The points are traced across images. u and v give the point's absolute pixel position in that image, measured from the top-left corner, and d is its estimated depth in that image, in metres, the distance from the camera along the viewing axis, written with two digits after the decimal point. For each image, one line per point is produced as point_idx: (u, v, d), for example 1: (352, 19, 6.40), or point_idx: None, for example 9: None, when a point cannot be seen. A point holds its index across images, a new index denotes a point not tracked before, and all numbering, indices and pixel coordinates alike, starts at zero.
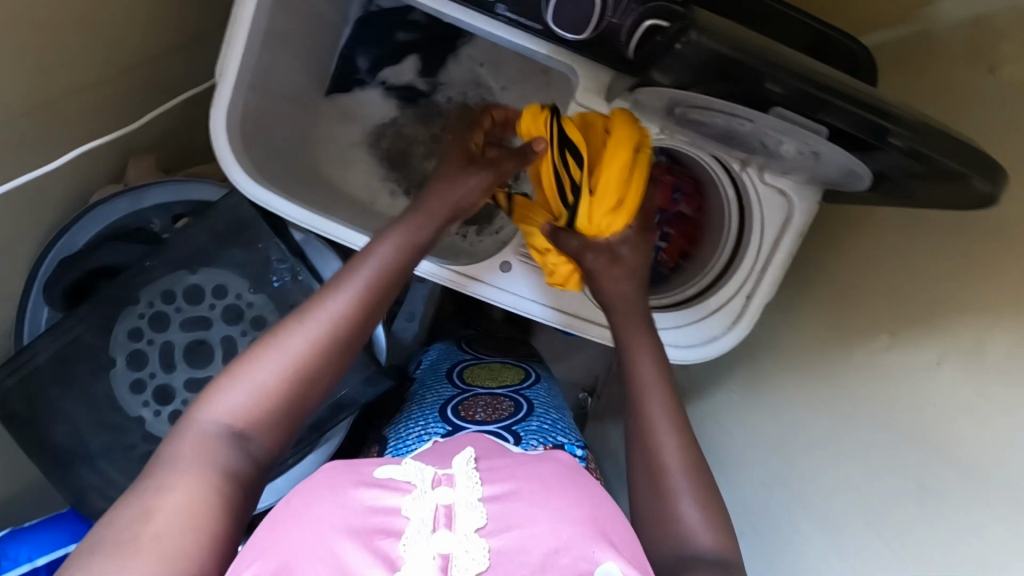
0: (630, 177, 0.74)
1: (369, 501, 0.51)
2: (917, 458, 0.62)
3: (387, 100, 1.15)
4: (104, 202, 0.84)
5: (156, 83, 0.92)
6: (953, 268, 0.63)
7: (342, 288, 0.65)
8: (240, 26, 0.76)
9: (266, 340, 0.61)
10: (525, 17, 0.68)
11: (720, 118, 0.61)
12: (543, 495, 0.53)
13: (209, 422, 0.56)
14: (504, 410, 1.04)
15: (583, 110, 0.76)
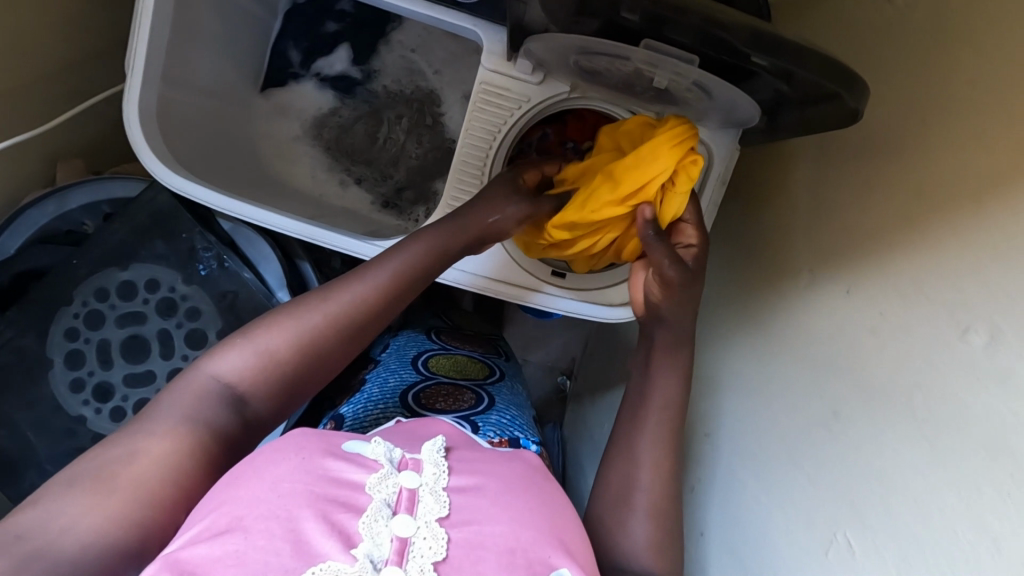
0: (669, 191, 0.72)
1: (334, 473, 0.51)
2: (832, 387, 0.62)
3: (323, 92, 1.16)
4: (32, 205, 0.84)
5: (78, 84, 0.92)
6: (862, 197, 0.63)
7: (365, 277, 0.66)
8: (143, 17, 0.77)
9: (289, 308, 0.64)
10: None
11: (607, 61, 0.62)
12: (506, 496, 0.53)
13: (213, 379, 0.58)
14: (465, 401, 1.01)
15: (488, 73, 0.77)
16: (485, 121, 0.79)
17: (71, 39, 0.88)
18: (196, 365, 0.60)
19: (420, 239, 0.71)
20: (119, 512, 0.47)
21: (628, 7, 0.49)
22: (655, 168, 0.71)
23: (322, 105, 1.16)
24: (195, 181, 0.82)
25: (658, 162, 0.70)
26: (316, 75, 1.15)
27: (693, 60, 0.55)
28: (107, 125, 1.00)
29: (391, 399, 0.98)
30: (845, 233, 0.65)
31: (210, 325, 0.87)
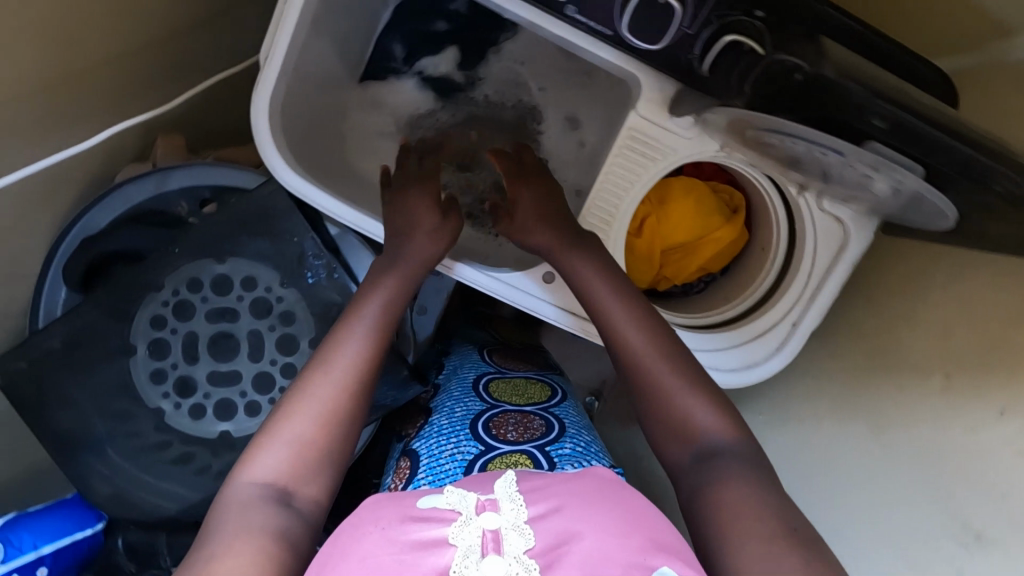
0: (703, 215, 0.92)
1: (415, 535, 0.47)
2: (966, 495, 0.63)
3: (421, 93, 1.11)
4: (129, 181, 0.81)
5: (183, 58, 0.88)
6: (1017, 315, 0.63)
7: (349, 332, 0.68)
8: (291, 7, 0.72)
9: (294, 390, 0.63)
10: (596, 22, 0.66)
11: (801, 146, 0.64)
12: (587, 510, 0.49)
13: (253, 483, 0.56)
14: (535, 430, 0.95)
15: (645, 123, 0.74)
16: (624, 170, 0.77)
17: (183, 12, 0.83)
18: (229, 480, 0.57)
19: (377, 290, 0.72)
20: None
21: (880, 115, 0.52)
22: (705, 227, 0.92)
23: (417, 108, 1.11)
24: (316, 185, 0.77)
25: (696, 221, 0.92)
26: (419, 75, 1.10)
27: (916, 169, 0.57)
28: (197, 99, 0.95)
29: (462, 432, 0.93)
30: (993, 347, 0.64)
31: (303, 331, 0.82)
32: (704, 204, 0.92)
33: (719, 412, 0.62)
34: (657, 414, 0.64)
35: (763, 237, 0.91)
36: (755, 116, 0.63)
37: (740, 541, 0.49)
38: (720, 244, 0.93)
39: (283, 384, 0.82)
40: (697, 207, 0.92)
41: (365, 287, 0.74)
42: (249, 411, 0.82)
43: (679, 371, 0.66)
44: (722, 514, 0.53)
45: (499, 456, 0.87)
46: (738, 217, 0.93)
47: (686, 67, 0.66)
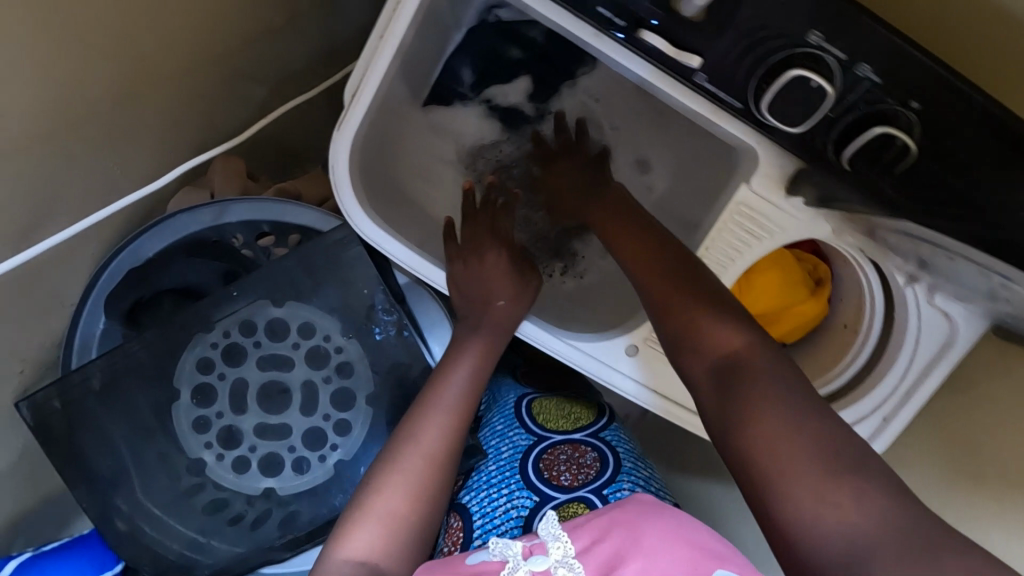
0: (789, 285, 0.87)
1: None
2: None
3: (488, 121, 1.05)
4: (186, 211, 0.74)
5: (242, 69, 0.82)
6: None
7: (438, 400, 0.66)
8: (388, 44, 0.65)
9: (386, 462, 0.62)
10: (727, 93, 0.61)
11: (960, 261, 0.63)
12: (640, 537, 0.53)
13: (348, 560, 0.54)
14: (589, 467, 0.84)
15: (758, 200, 0.69)
16: (725, 247, 0.73)
17: (247, 20, 0.77)
18: (322, 555, 0.56)
19: (465, 354, 0.70)
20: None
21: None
22: (791, 297, 0.87)
23: (485, 139, 1.05)
24: (394, 236, 0.70)
25: (782, 290, 0.86)
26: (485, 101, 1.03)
27: None
28: (250, 112, 0.88)
29: (513, 479, 0.84)
30: None
31: (361, 387, 0.76)
32: (792, 273, 0.87)
33: (733, 331, 0.60)
34: (684, 342, 0.63)
35: (851, 314, 0.86)
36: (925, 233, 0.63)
37: (787, 477, 0.46)
38: (805, 317, 0.88)
39: (335, 441, 0.76)
40: (785, 276, 0.87)
41: (449, 352, 0.71)
42: (296, 467, 0.76)
43: (693, 297, 0.65)
44: (757, 429, 0.50)
45: (558, 512, 0.78)
46: (825, 288, 0.88)
47: (817, 151, 0.62)
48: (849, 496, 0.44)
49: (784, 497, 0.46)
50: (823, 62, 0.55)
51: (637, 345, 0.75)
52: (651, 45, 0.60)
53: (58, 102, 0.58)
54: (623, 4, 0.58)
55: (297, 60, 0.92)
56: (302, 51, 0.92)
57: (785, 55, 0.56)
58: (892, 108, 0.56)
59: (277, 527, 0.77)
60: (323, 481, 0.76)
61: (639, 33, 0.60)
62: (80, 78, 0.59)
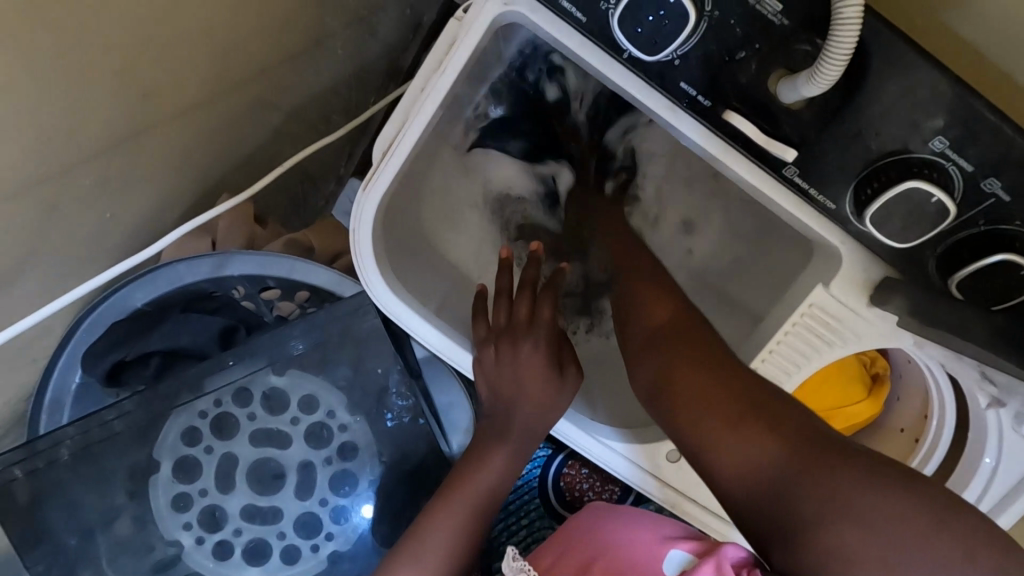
0: (844, 382, 0.78)
1: None
2: None
3: (524, 168, 0.85)
4: (182, 261, 0.65)
5: (256, 99, 0.73)
6: None
7: (447, 521, 0.56)
8: (429, 98, 0.57)
9: None
10: (818, 191, 0.53)
11: None
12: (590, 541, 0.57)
13: None
14: (611, 486, 0.90)
15: (832, 306, 0.60)
16: (790, 354, 0.64)
17: (266, 48, 0.68)
18: None
19: (499, 450, 0.60)
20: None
21: None
22: (847, 396, 0.78)
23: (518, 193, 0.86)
24: (418, 312, 0.62)
25: (837, 389, 0.78)
26: (524, 140, 0.83)
27: None
28: (260, 143, 0.79)
29: (534, 505, 0.89)
30: None
31: (363, 470, 0.68)
32: (848, 370, 0.78)
33: (655, 303, 0.58)
34: (622, 316, 0.60)
35: (913, 420, 0.77)
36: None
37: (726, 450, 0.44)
38: (859, 417, 0.79)
39: (331, 530, 0.67)
40: (840, 373, 0.78)
41: (471, 454, 0.61)
42: (285, 557, 0.67)
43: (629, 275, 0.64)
44: (682, 393, 0.49)
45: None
46: (884, 387, 0.80)
47: (914, 262, 0.54)
48: (765, 434, 0.43)
49: (712, 451, 0.45)
50: (941, 171, 0.47)
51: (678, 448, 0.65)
52: (735, 129, 0.52)
53: (47, 151, 0.49)
54: (712, 80, 0.50)
55: (317, 87, 0.83)
56: (320, 76, 0.83)
57: (897, 159, 0.48)
58: (1014, 231, 0.48)
59: None
60: (316, 573, 0.67)
61: (724, 114, 0.51)
62: (79, 118, 0.50)
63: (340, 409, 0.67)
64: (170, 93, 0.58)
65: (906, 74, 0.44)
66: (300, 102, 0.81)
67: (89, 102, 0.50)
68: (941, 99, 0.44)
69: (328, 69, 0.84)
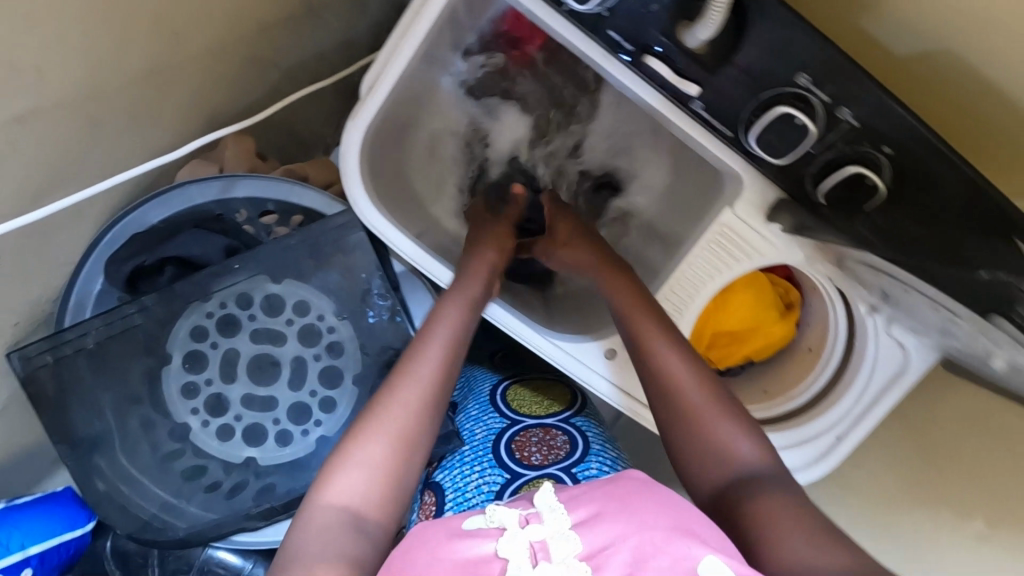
0: (759, 306, 0.93)
1: (470, 552, 0.48)
2: None
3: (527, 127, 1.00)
4: (194, 182, 0.76)
5: (263, 54, 0.84)
6: None
7: (426, 346, 0.65)
8: (408, 45, 0.69)
9: (373, 405, 0.59)
10: (719, 121, 0.66)
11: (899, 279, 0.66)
12: (622, 515, 0.50)
13: (329, 504, 0.52)
14: (559, 449, 0.86)
15: (738, 223, 0.74)
16: (706, 265, 0.77)
17: (273, 10, 0.79)
18: (305, 502, 0.54)
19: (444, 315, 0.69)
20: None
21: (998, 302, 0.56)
22: (762, 317, 0.93)
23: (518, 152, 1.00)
24: (396, 226, 0.74)
25: (752, 311, 0.92)
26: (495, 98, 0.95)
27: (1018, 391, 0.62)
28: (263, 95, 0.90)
29: (486, 458, 0.85)
30: None
31: (349, 368, 0.79)
32: (763, 295, 0.93)
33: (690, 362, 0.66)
34: (680, 456, 0.61)
35: (816, 336, 0.92)
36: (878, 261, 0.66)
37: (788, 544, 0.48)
38: (773, 336, 0.94)
39: (320, 417, 0.79)
40: (756, 298, 0.92)
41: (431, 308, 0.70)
42: (279, 440, 0.79)
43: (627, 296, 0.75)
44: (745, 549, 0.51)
45: (525, 485, 0.79)
46: (795, 311, 0.94)
47: (799, 184, 0.67)
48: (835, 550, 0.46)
49: (776, 557, 0.47)
50: (808, 103, 0.61)
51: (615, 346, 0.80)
52: (655, 70, 0.65)
53: (98, 80, 0.60)
54: (636, 30, 0.63)
55: (315, 49, 0.94)
56: (318, 39, 0.94)
57: (777, 92, 0.61)
58: (868, 152, 0.61)
59: (253, 496, 0.79)
60: (305, 454, 0.79)
61: (644, 59, 0.65)
62: (125, 54, 0.61)
63: (327, 311, 0.78)
64: (194, 41, 0.69)
65: (781, 27, 0.57)
66: (297, 64, 0.92)
67: (133, 42, 0.61)
68: (803, 45, 0.58)
69: (325, 34, 0.95)
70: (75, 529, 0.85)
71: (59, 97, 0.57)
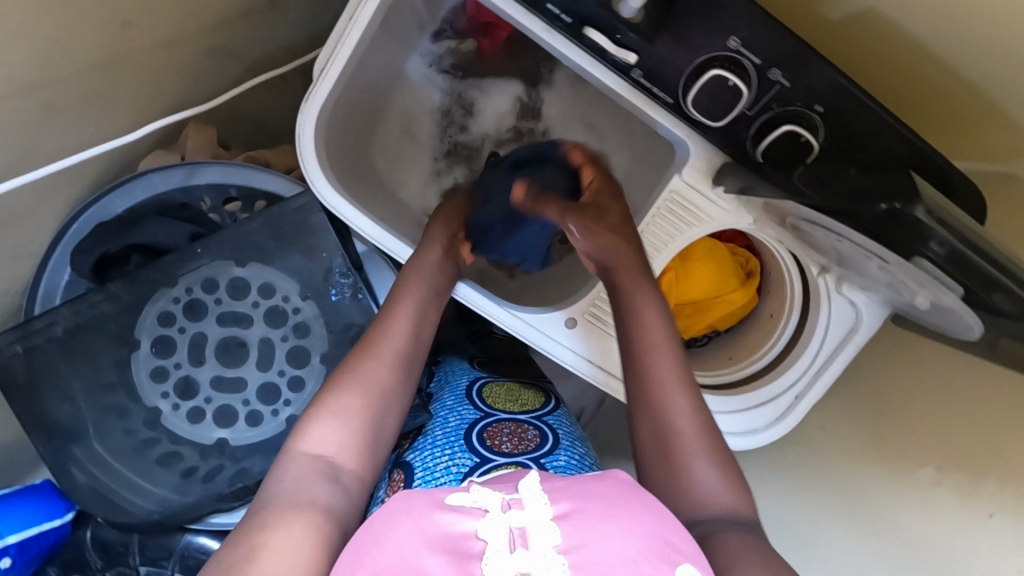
0: (719, 275, 0.95)
1: (443, 529, 0.43)
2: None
3: (507, 109, 0.99)
4: (156, 170, 0.78)
5: (222, 45, 0.85)
6: (1008, 423, 0.66)
7: (399, 313, 0.67)
8: (357, 25, 0.70)
9: (348, 365, 0.62)
10: (660, 89, 0.68)
11: (821, 232, 0.67)
12: (610, 510, 0.45)
13: (305, 453, 0.54)
14: (529, 441, 0.85)
15: (686, 189, 0.76)
16: (662, 230, 0.79)
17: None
18: (282, 451, 0.55)
19: (408, 293, 0.70)
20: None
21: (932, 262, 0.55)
22: (723, 286, 0.95)
23: (492, 135, 0.99)
24: (354, 205, 0.75)
25: (713, 281, 0.95)
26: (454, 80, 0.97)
27: (975, 329, 0.59)
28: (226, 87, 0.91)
29: (457, 443, 0.84)
30: (996, 452, 0.67)
31: (315, 347, 0.81)
32: (724, 264, 0.95)
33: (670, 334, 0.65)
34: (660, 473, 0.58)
35: (774, 302, 0.94)
36: (793, 207, 0.67)
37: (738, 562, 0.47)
38: (734, 304, 0.96)
39: (289, 397, 0.80)
40: (717, 268, 0.94)
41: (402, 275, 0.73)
42: (250, 420, 0.80)
43: (610, 257, 0.72)
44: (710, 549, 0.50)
45: (493, 468, 0.78)
46: (756, 278, 0.97)
47: (739, 147, 0.70)
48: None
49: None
50: (742, 66, 0.63)
51: (576, 317, 0.82)
52: (594, 41, 0.67)
53: (50, 67, 0.62)
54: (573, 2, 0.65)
55: (278, 41, 0.96)
56: (281, 32, 0.95)
57: (711, 55, 0.63)
58: (799, 111, 0.64)
59: (229, 480, 0.81)
60: (275, 433, 0.80)
61: (584, 31, 0.66)
62: (76, 41, 0.63)
63: (292, 292, 0.80)
64: (147, 30, 0.71)
65: None
66: (260, 57, 0.93)
67: (84, 30, 0.63)
68: (730, 8, 0.60)
69: (288, 26, 0.97)
70: (55, 520, 0.86)
71: (11, 83, 0.58)
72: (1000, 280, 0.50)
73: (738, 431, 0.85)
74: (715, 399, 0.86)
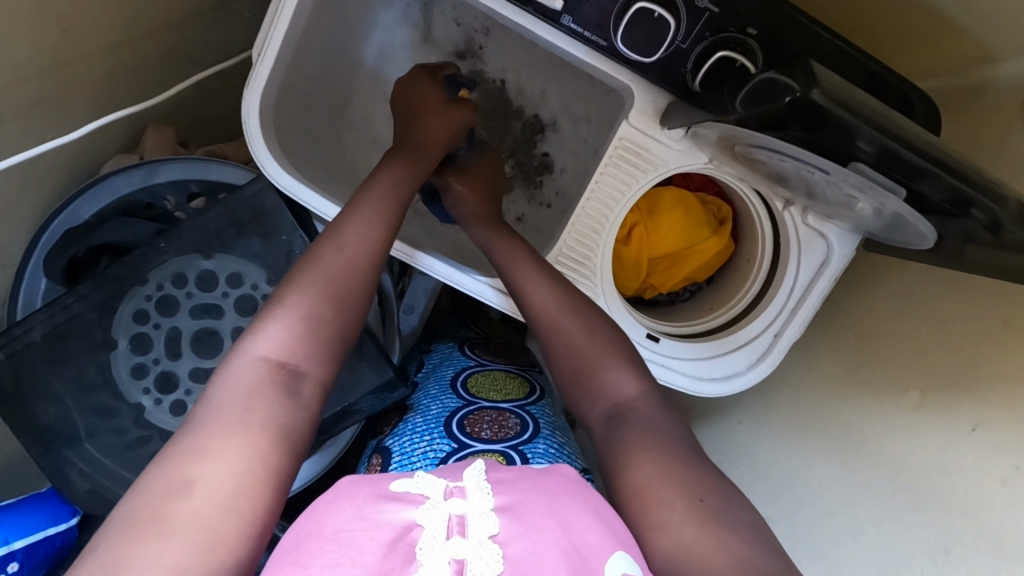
0: (689, 224, 0.93)
1: (386, 519, 0.42)
2: (921, 504, 0.67)
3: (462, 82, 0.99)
4: (116, 173, 0.79)
5: (173, 47, 0.87)
6: (981, 329, 0.65)
7: (356, 224, 0.66)
8: (287, 4, 0.71)
9: (301, 277, 0.61)
10: (592, 32, 0.68)
11: (766, 155, 0.65)
12: (546, 501, 0.45)
13: (256, 359, 0.55)
14: (510, 429, 0.86)
15: (634, 132, 0.75)
16: (614, 180, 0.77)
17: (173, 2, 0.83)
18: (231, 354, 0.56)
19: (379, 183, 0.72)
20: (211, 541, 0.43)
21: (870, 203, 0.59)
22: (695, 235, 0.94)
23: None
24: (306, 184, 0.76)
25: (684, 231, 0.93)
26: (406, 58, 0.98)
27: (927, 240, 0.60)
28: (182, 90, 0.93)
29: (437, 431, 0.84)
30: (972, 365, 0.65)
31: None
32: (694, 211, 0.93)
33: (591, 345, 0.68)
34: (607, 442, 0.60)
35: (747, 245, 0.93)
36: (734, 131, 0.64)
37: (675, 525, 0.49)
38: (709, 252, 0.94)
39: None
40: (688, 217, 0.93)
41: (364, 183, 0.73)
42: None
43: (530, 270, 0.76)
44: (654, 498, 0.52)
45: (469, 454, 0.78)
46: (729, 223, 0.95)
47: (680, 82, 0.69)
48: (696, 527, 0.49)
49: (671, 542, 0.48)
50: None
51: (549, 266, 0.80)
52: None
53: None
54: None
55: (230, 40, 0.97)
56: (231, 31, 0.97)
57: None
58: (733, 36, 0.63)
59: None
60: None
61: None
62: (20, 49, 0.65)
63: (256, 277, 0.82)
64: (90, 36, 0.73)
65: None
66: (213, 57, 0.95)
67: (26, 39, 0.65)
68: None
69: (238, 26, 0.98)
70: (59, 527, 0.86)
71: None
72: (928, 167, 0.50)
73: (718, 378, 0.84)
74: (691, 346, 0.84)
